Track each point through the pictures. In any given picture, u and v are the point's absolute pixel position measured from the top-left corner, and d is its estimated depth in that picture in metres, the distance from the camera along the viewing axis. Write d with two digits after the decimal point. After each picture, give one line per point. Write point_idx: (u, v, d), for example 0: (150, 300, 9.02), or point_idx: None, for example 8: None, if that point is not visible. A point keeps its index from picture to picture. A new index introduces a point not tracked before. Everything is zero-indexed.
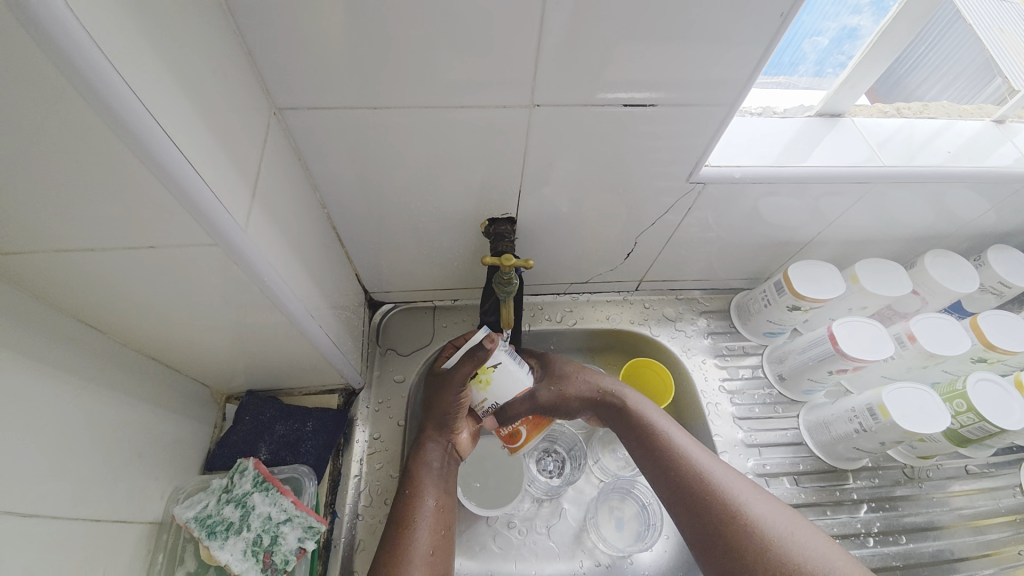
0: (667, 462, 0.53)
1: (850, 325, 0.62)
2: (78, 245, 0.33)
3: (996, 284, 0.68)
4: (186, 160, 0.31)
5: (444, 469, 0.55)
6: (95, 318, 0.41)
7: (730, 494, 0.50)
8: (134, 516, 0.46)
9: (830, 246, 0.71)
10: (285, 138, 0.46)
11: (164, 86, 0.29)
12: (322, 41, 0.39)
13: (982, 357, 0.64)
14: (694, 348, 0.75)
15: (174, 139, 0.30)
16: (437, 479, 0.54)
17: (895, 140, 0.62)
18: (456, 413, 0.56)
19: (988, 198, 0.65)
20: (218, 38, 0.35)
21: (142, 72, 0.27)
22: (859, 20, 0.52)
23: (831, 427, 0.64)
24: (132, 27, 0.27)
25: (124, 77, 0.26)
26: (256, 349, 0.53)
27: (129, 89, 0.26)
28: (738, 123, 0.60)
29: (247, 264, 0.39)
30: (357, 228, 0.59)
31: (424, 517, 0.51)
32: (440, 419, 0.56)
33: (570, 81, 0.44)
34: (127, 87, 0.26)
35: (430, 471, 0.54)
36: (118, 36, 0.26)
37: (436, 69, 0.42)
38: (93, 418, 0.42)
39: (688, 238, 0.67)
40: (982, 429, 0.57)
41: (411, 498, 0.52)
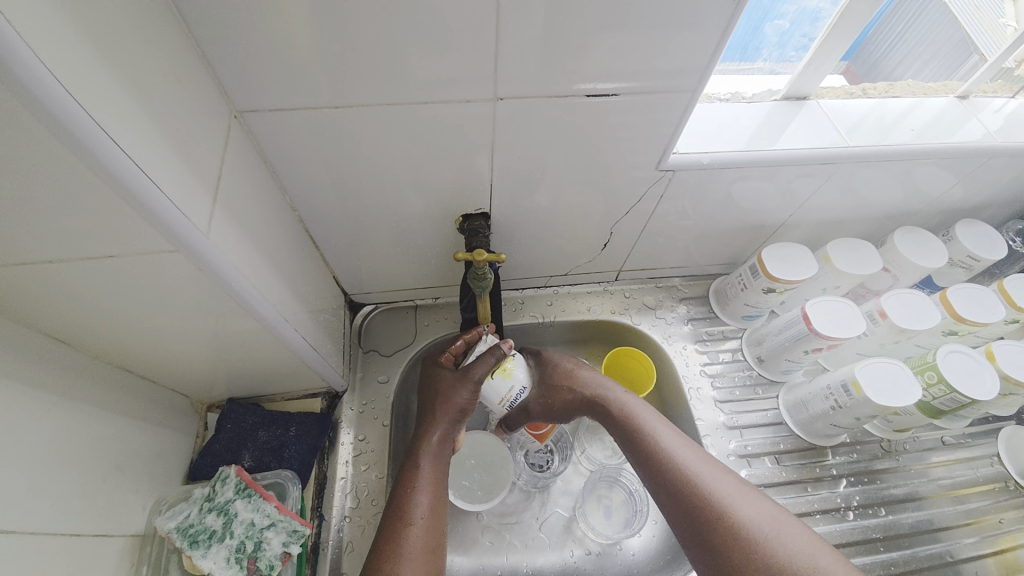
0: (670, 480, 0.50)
1: (823, 304, 0.63)
2: (34, 258, 0.32)
3: (965, 258, 0.69)
4: (139, 167, 0.30)
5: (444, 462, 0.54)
6: (62, 332, 0.40)
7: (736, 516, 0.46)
8: (115, 530, 0.46)
9: (802, 228, 0.72)
10: (249, 142, 0.46)
11: (109, 91, 0.29)
12: (276, 41, 0.39)
13: (953, 330, 0.65)
14: (675, 334, 0.76)
15: (121, 144, 0.29)
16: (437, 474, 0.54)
17: (862, 121, 0.63)
18: (463, 408, 0.56)
19: (955, 174, 0.66)
20: (168, 41, 0.35)
21: (81, 75, 0.27)
22: (818, 2, 0.53)
23: (809, 405, 0.65)
24: (68, 29, 0.26)
25: (61, 80, 0.25)
26: (232, 356, 0.52)
27: (71, 97, 0.26)
28: (706, 109, 0.61)
29: (213, 270, 0.38)
30: (330, 230, 0.59)
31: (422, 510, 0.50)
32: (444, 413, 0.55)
33: (532, 72, 0.44)
34: (69, 96, 0.25)
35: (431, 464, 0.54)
36: (53, 40, 0.25)
37: (397, 65, 0.42)
38: (67, 433, 0.41)
39: (665, 226, 0.68)
40: (953, 400, 0.58)
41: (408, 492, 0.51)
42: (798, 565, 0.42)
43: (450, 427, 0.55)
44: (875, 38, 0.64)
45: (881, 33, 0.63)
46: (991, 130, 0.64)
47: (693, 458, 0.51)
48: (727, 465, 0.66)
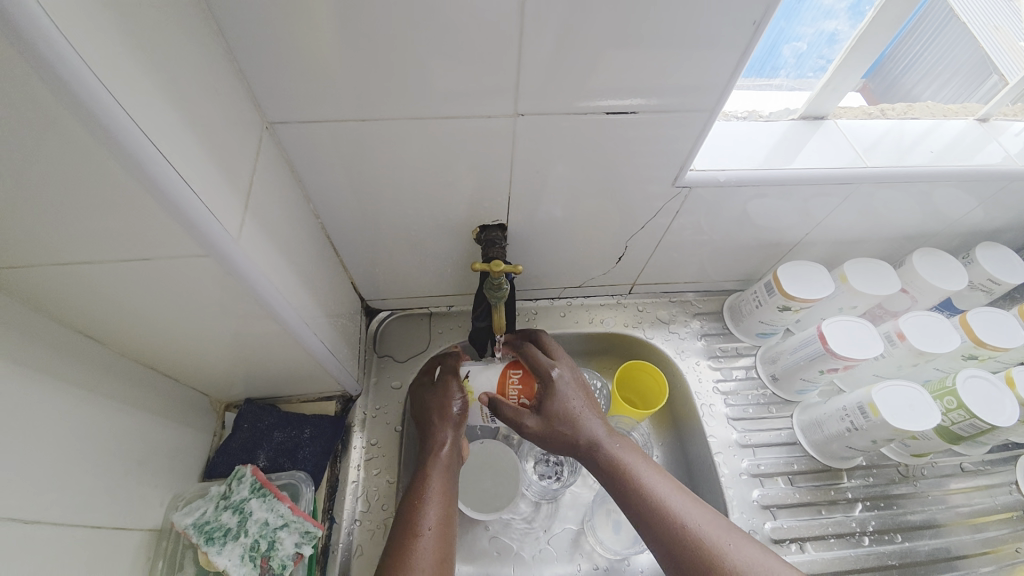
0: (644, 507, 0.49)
1: (839, 324, 0.63)
2: (77, 258, 0.34)
3: (985, 281, 0.68)
4: (178, 176, 0.32)
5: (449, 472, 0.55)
6: (94, 329, 0.42)
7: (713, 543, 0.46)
8: (134, 524, 0.47)
9: (819, 247, 0.72)
10: (278, 152, 0.48)
11: (157, 103, 0.30)
12: (309, 56, 0.40)
13: (972, 354, 0.64)
14: (688, 349, 0.76)
15: (165, 153, 0.31)
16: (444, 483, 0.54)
17: (880, 141, 0.63)
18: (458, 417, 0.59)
19: (975, 197, 0.65)
20: (209, 55, 0.37)
21: (131, 88, 0.28)
22: (836, 25, 0.53)
23: (824, 426, 0.64)
24: (123, 46, 0.28)
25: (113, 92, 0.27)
26: (252, 357, 0.54)
27: (123, 110, 0.27)
28: (723, 127, 0.61)
29: (241, 273, 0.40)
30: (351, 238, 0.61)
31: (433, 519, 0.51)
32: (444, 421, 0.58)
33: (553, 89, 0.45)
34: (121, 108, 0.27)
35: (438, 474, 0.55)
36: (107, 55, 0.27)
37: (423, 80, 0.43)
38: (94, 426, 0.43)
39: (680, 241, 0.68)
40: (973, 426, 0.57)
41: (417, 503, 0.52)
42: None
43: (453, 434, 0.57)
44: (895, 54, 0.63)
45: (899, 51, 0.63)
46: (1012, 154, 0.64)
47: (689, 509, 0.49)
48: (739, 483, 0.65)
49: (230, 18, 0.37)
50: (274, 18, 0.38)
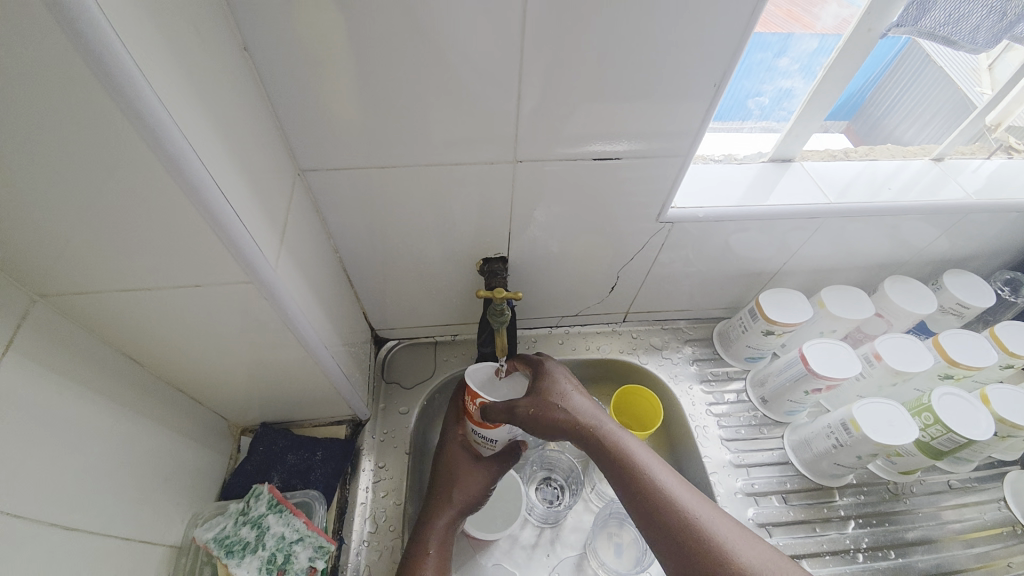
0: (651, 503, 0.51)
1: (818, 346, 0.67)
2: (138, 284, 0.39)
3: (954, 305, 0.73)
4: (239, 216, 0.37)
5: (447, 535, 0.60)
6: (139, 351, 0.47)
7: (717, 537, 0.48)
8: (157, 539, 0.49)
9: (797, 276, 0.77)
10: (308, 195, 0.54)
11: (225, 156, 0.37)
12: (340, 114, 0.47)
13: (948, 373, 0.68)
14: (681, 374, 0.80)
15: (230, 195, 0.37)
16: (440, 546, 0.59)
17: (845, 179, 0.69)
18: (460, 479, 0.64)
19: (937, 227, 0.71)
20: (258, 113, 0.43)
21: (211, 142, 0.35)
22: (792, 82, 0.61)
23: (813, 445, 0.67)
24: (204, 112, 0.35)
25: (195, 144, 0.33)
26: (273, 380, 0.58)
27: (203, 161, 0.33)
28: (702, 169, 0.68)
29: (275, 299, 0.44)
30: (365, 271, 0.66)
31: None
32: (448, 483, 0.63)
33: (547, 138, 0.52)
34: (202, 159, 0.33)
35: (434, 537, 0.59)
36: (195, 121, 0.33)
37: (436, 131, 0.50)
38: (130, 441, 0.46)
39: (669, 271, 0.74)
40: (951, 440, 0.60)
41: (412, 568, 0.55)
42: None
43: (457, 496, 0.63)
44: (878, 97, 0.74)
45: (880, 95, 0.74)
46: (970, 192, 0.70)
47: (696, 507, 0.50)
48: (734, 502, 0.67)
49: (277, 86, 0.44)
50: (313, 85, 0.45)
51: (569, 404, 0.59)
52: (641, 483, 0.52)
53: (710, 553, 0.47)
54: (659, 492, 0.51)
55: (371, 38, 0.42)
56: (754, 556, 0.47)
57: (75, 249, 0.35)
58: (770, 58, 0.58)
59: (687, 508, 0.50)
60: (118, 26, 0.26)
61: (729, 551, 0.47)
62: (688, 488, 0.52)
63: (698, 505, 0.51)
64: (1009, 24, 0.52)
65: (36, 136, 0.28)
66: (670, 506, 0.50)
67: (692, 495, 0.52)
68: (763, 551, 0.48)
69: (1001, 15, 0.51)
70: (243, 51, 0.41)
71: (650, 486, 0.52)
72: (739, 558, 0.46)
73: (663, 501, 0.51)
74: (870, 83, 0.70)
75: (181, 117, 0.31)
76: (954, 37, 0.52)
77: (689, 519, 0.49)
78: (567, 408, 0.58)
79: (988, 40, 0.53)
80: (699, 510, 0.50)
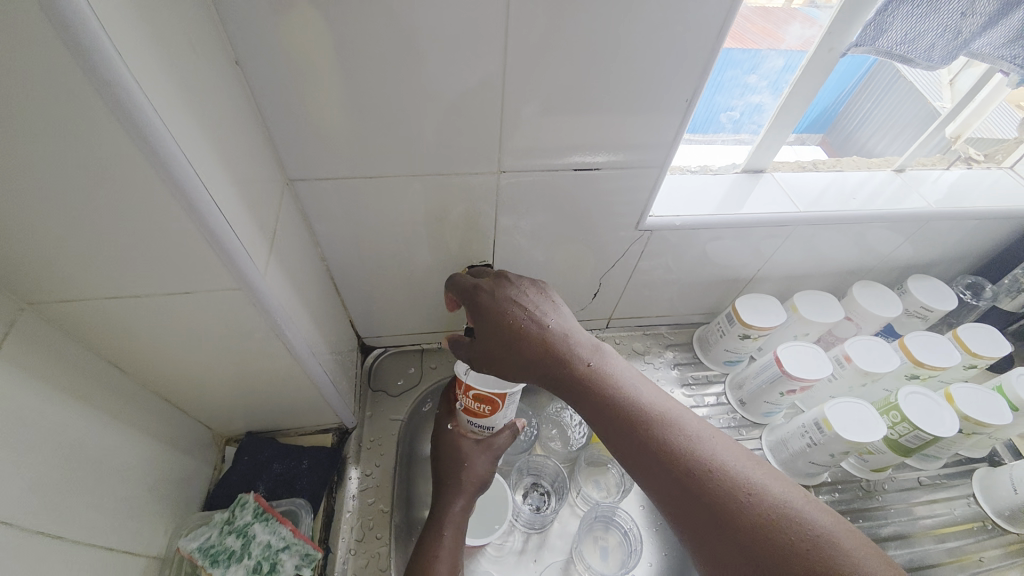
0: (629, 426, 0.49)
1: (793, 349, 0.70)
2: (126, 292, 0.40)
3: (919, 308, 0.76)
4: (230, 225, 0.38)
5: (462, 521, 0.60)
6: (125, 360, 0.47)
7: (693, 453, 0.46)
8: (141, 550, 0.49)
9: (771, 282, 0.80)
10: (296, 204, 0.55)
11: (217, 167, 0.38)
12: (328, 126, 0.49)
13: (914, 374, 0.71)
14: (662, 378, 0.82)
15: (223, 205, 0.38)
16: (455, 533, 0.59)
17: (813, 189, 0.73)
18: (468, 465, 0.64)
19: (901, 234, 0.75)
20: (248, 125, 0.44)
21: (205, 154, 0.36)
22: (761, 98, 0.64)
23: (789, 444, 0.69)
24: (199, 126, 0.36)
25: (190, 157, 0.34)
26: (260, 388, 0.58)
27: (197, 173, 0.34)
28: (679, 179, 0.71)
29: (264, 306, 0.45)
30: (351, 280, 0.67)
31: (443, 565, 0.55)
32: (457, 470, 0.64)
33: (530, 150, 0.54)
34: (197, 171, 0.34)
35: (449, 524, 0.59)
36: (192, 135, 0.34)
37: (422, 143, 0.52)
38: (113, 451, 0.46)
39: (649, 278, 0.76)
40: (918, 437, 0.63)
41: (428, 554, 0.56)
42: (760, 494, 0.42)
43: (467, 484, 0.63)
44: (851, 110, 0.78)
45: (851, 109, 0.78)
46: (930, 202, 0.73)
47: (676, 425, 0.48)
48: None
49: (267, 99, 0.46)
50: (302, 98, 0.46)
51: (540, 334, 0.54)
52: (618, 407, 0.50)
53: (687, 469, 0.45)
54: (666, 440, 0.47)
55: (359, 53, 0.43)
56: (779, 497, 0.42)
57: (62, 256, 0.35)
58: (739, 75, 0.61)
59: (684, 438, 0.47)
60: (123, 48, 0.28)
61: (749, 498, 0.42)
62: (700, 429, 0.48)
63: (678, 422, 0.48)
64: (964, 41, 0.56)
65: (30, 147, 0.29)
66: (648, 428, 0.48)
67: (705, 437, 0.47)
68: (789, 489, 0.44)
69: (956, 33, 0.54)
70: (234, 66, 0.42)
71: (628, 408, 0.50)
72: (759, 505, 0.42)
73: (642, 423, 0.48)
74: (843, 97, 0.74)
75: (178, 132, 0.32)
76: (910, 55, 0.56)
77: (665, 437, 0.47)
78: (544, 347, 0.53)
79: (943, 57, 0.57)
80: (679, 428, 0.48)
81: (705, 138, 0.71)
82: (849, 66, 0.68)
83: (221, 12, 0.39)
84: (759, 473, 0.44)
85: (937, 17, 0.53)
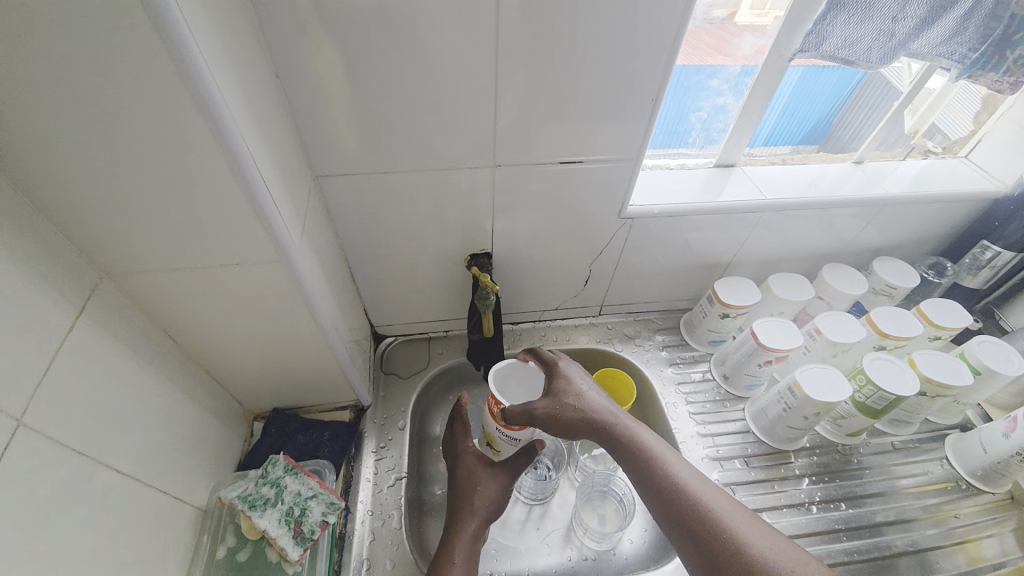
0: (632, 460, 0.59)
1: (768, 323, 0.76)
2: (187, 264, 0.48)
3: (884, 286, 0.83)
4: (275, 207, 0.46)
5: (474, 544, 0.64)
6: (178, 330, 0.55)
7: (678, 484, 0.56)
8: (185, 499, 0.56)
9: (747, 266, 0.88)
10: (321, 198, 0.63)
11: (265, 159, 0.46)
12: (348, 130, 0.57)
13: (881, 345, 0.77)
14: (652, 359, 0.88)
15: (270, 190, 0.46)
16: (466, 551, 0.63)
17: (779, 179, 0.80)
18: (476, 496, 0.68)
19: (863, 219, 0.82)
20: (286, 127, 0.53)
21: (258, 148, 0.44)
22: (725, 99, 0.72)
23: (768, 411, 0.75)
24: (254, 125, 0.44)
25: (249, 149, 0.42)
26: (289, 363, 0.65)
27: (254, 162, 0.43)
28: (658, 174, 0.79)
29: (295, 280, 0.53)
30: (366, 270, 0.75)
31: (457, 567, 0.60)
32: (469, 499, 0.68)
33: (520, 148, 0.62)
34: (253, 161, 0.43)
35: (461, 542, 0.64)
36: (249, 132, 0.43)
37: (427, 143, 0.60)
38: (166, 409, 0.54)
39: (635, 264, 0.83)
40: (883, 397, 0.68)
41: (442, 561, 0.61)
42: (722, 518, 0.52)
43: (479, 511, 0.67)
44: (844, 121, 0.82)
45: (847, 119, 0.82)
46: (888, 189, 0.81)
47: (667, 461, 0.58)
48: (700, 466, 0.75)
49: (299, 106, 0.54)
50: (326, 106, 0.55)
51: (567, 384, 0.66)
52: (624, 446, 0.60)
53: (671, 497, 0.55)
54: (686, 488, 0.55)
55: (373, 66, 0.52)
56: (767, 545, 0.50)
57: (140, 229, 0.43)
58: (703, 80, 0.69)
59: (673, 473, 0.57)
60: (208, 62, 0.36)
61: (743, 539, 0.50)
62: (692, 471, 0.57)
63: (671, 458, 0.58)
64: (901, 41, 0.64)
65: (128, 138, 0.37)
66: (645, 463, 0.58)
67: (709, 488, 0.56)
68: (752, 524, 0.52)
69: (890, 36, 0.63)
70: (275, 79, 0.51)
71: (631, 446, 0.60)
72: (752, 546, 0.49)
73: (641, 458, 0.59)
74: (836, 108, 0.79)
75: (240, 127, 0.41)
76: (851, 58, 0.64)
77: (657, 472, 0.57)
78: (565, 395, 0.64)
79: (881, 58, 0.65)
80: (672, 463, 0.58)
81: (680, 154, 0.80)
82: (841, 79, 0.74)
83: (264, 35, 0.48)
84: (728, 509, 0.53)
85: (870, 23, 0.62)
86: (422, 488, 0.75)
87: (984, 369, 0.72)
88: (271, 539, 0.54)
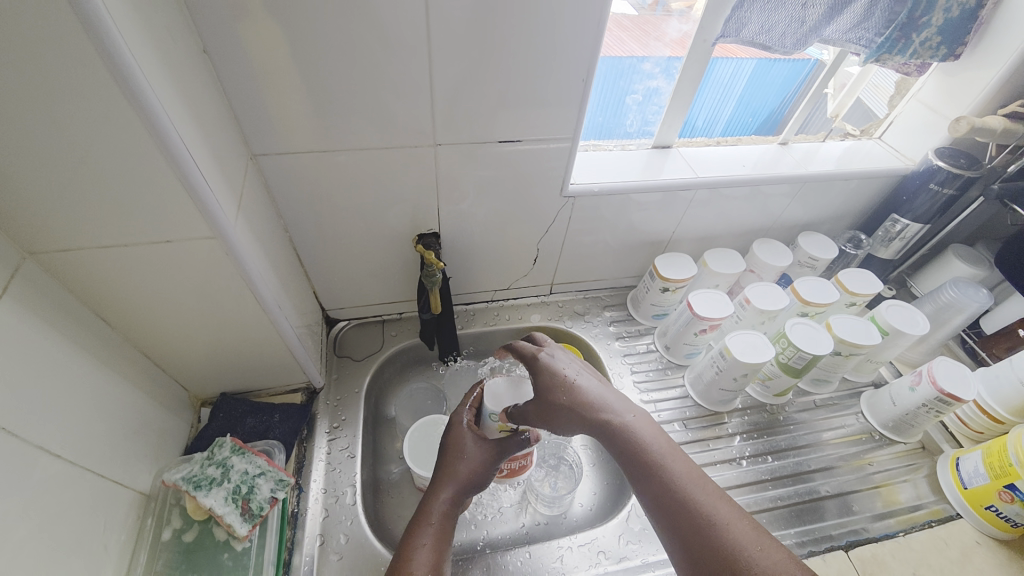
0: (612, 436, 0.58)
1: (703, 295, 0.81)
2: (116, 242, 0.47)
3: (807, 258, 0.90)
4: (206, 183, 0.46)
5: (447, 529, 0.57)
6: (112, 312, 0.54)
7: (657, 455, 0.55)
8: (126, 485, 0.55)
9: (687, 243, 0.93)
10: (260, 177, 0.62)
11: (195, 135, 0.45)
12: (285, 108, 0.57)
13: (804, 312, 0.84)
14: (600, 334, 0.93)
15: (202, 168, 0.46)
16: (437, 541, 0.56)
17: (712, 158, 0.85)
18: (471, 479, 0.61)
19: (788, 196, 0.88)
20: (217, 103, 0.52)
21: (186, 122, 0.44)
22: (657, 82, 0.76)
23: (703, 376, 0.81)
24: (181, 100, 0.43)
25: (175, 123, 0.42)
26: (235, 347, 0.65)
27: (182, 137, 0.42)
28: (600, 155, 0.82)
29: (234, 258, 0.52)
30: (312, 252, 0.75)
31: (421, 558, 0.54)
32: (453, 481, 0.61)
33: (460, 127, 0.64)
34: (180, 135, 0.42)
35: (429, 531, 0.56)
36: (176, 107, 0.42)
37: (367, 123, 0.60)
38: (101, 393, 0.52)
39: (582, 243, 0.87)
40: (802, 357, 0.75)
41: (404, 557, 0.54)
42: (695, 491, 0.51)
43: (458, 492, 0.60)
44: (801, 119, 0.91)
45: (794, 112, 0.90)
46: (810, 166, 0.87)
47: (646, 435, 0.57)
48: None
49: (232, 83, 0.54)
50: (260, 83, 0.54)
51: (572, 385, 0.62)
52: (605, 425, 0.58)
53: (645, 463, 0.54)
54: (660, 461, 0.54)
55: (306, 43, 0.52)
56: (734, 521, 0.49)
57: (60, 204, 0.42)
58: (635, 64, 0.73)
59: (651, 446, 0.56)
60: (125, 32, 0.36)
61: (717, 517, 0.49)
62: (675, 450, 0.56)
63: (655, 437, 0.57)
64: (811, 27, 0.69)
65: (41, 108, 0.36)
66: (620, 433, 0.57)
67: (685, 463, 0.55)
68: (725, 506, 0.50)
69: (801, 23, 0.68)
70: (203, 54, 0.50)
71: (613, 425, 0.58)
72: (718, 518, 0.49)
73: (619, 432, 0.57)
74: (787, 99, 0.87)
75: (165, 101, 0.40)
76: (769, 44, 0.69)
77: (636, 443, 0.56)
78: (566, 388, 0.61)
79: (795, 43, 0.70)
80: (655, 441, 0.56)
81: (621, 143, 0.84)
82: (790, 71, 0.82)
83: (190, 8, 0.47)
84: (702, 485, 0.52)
85: (784, 11, 0.67)
86: (379, 467, 0.77)
87: (892, 331, 0.80)
88: (218, 516, 0.57)
